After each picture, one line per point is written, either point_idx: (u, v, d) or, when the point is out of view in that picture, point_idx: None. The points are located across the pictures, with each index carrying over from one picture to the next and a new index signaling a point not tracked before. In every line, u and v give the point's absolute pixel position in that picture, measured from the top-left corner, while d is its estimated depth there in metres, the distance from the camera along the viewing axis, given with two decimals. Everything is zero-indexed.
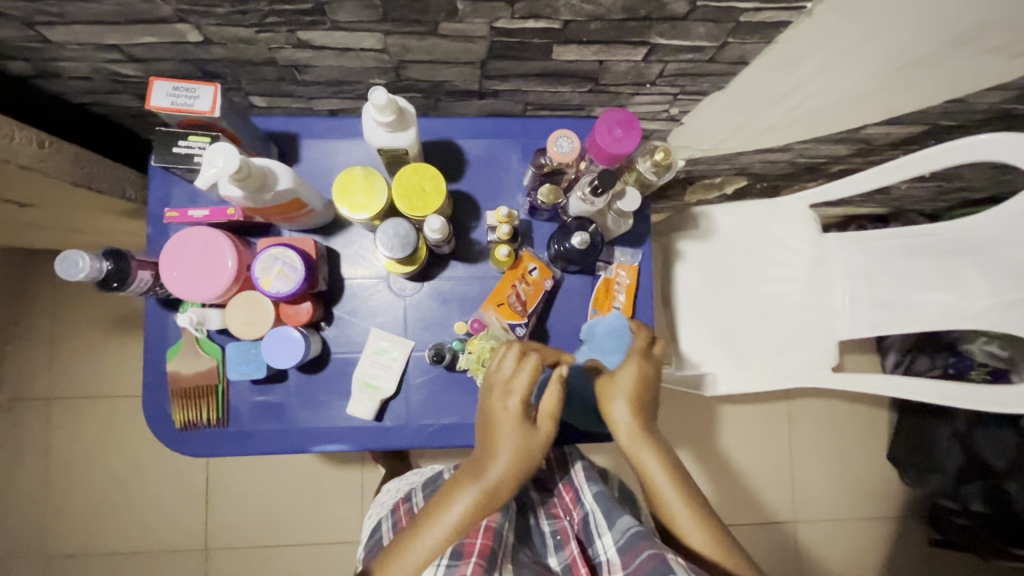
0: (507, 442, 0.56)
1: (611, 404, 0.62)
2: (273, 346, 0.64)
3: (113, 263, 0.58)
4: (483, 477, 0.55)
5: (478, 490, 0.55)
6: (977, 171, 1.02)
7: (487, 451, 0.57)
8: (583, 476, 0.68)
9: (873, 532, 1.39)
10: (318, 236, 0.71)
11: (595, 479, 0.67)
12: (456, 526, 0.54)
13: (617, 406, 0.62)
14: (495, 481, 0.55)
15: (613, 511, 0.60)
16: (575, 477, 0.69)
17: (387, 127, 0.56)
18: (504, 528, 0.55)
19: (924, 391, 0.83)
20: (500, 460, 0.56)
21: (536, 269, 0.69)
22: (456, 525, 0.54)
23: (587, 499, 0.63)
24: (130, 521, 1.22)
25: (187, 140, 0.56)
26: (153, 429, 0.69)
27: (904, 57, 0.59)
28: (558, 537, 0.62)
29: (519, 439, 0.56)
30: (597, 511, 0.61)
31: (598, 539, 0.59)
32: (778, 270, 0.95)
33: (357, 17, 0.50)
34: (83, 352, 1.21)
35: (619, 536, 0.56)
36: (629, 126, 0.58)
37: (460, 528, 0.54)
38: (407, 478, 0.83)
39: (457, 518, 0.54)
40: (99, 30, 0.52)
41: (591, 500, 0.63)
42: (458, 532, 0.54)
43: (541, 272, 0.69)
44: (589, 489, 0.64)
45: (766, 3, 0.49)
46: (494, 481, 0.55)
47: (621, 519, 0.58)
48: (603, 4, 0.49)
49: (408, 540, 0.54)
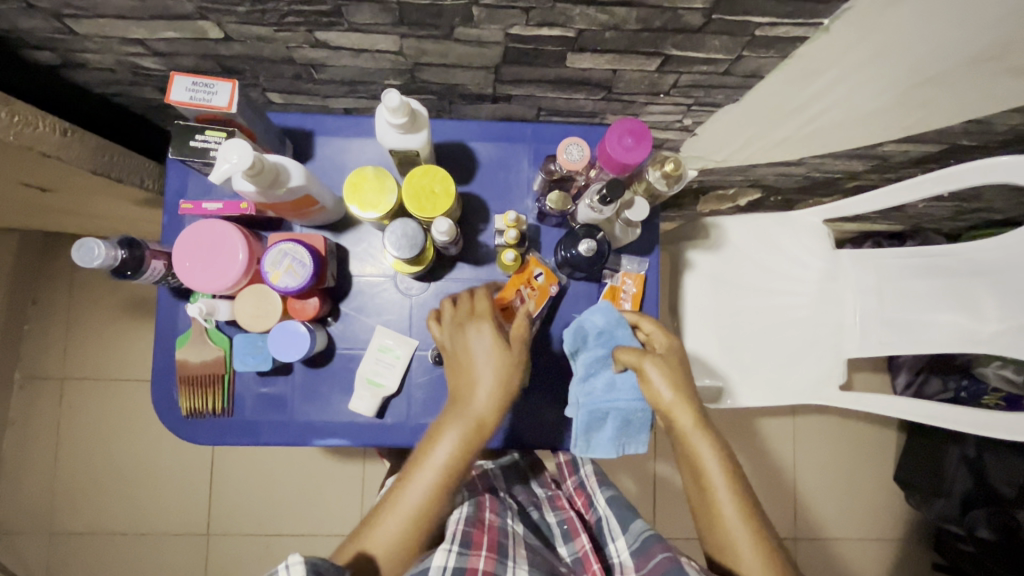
0: (483, 375, 0.58)
1: (658, 383, 0.60)
2: (279, 339, 0.65)
3: (128, 252, 0.59)
4: (465, 413, 0.57)
5: (463, 429, 0.57)
6: (997, 192, 1.00)
7: (464, 391, 0.58)
8: (597, 482, 0.77)
9: (876, 553, 1.37)
10: (328, 232, 0.72)
11: (607, 485, 0.76)
12: (447, 467, 0.56)
13: (667, 385, 0.59)
14: (478, 413, 0.57)
15: (628, 517, 0.67)
16: (588, 482, 0.78)
17: (400, 129, 0.56)
18: (511, 529, 0.65)
19: (933, 414, 0.81)
20: (481, 390, 0.57)
21: (541, 275, 0.68)
22: (447, 467, 0.56)
23: (602, 502, 0.72)
24: (134, 502, 1.25)
25: (205, 135, 0.58)
26: (160, 415, 0.70)
27: (922, 75, 0.58)
28: (570, 529, 0.70)
29: (497, 374, 0.58)
30: (610, 514, 0.69)
31: (611, 542, 0.66)
32: (788, 285, 0.94)
33: (373, 19, 0.51)
34: (97, 335, 1.23)
35: (634, 540, 0.63)
36: (640, 137, 0.58)
37: (451, 468, 0.56)
38: None
39: (447, 460, 0.56)
40: (124, 24, 0.53)
41: (605, 505, 0.72)
42: (450, 472, 0.56)
43: (546, 278, 0.68)
44: (604, 494, 0.73)
45: (782, 18, 0.49)
46: (478, 416, 0.57)
47: (634, 524, 0.65)
48: (617, 14, 0.49)
49: (401, 489, 0.56)
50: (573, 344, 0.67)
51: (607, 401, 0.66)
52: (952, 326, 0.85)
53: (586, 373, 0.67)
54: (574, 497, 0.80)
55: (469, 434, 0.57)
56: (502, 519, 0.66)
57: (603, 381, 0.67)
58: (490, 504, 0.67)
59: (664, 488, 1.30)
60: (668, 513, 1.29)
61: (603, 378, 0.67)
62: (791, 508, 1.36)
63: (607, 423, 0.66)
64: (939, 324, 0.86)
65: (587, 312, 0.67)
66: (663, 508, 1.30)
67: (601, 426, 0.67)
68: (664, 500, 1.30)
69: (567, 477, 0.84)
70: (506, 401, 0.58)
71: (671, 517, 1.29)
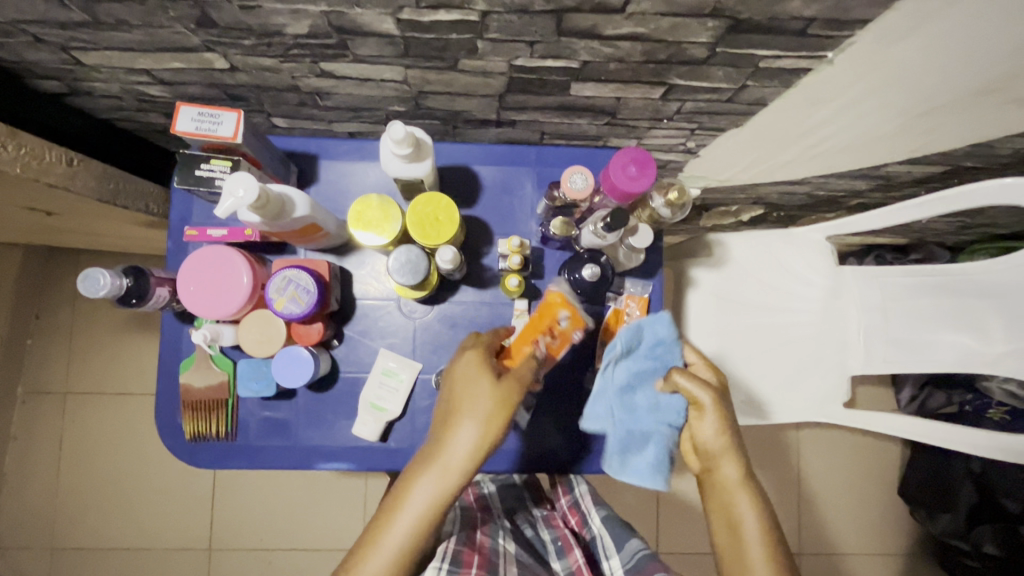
0: (467, 416, 0.52)
1: (710, 424, 0.59)
2: (283, 365, 0.65)
3: (133, 280, 0.59)
4: (445, 458, 0.51)
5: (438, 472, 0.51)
6: (1001, 209, 1.00)
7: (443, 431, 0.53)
8: (592, 501, 0.77)
9: (881, 568, 1.37)
10: (332, 255, 0.72)
11: (602, 504, 0.76)
12: (421, 513, 0.50)
13: (716, 427, 0.59)
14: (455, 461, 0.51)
15: (622, 536, 0.67)
16: (583, 501, 0.78)
17: (405, 158, 0.56)
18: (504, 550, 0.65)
19: (941, 435, 0.80)
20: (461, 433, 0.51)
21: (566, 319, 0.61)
22: (421, 514, 0.50)
23: (595, 520, 0.72)
24: (138, 517, 1.25)
25: (209, 164, 0.58)
26: (164, 439, 0.70)
27: (926, 104, 0.59)
28: (563, 545, 0.71)
29: (480, 414, 0.52)
30: (605, 533, 0.70)
31: (605, 561, 0.67)
32: (792, 303, 0.94)
33: (378, 52, 0.51)
34: (101, 349, 1.23)
35: (629, 558, 0.63)
36: (643, 165, 0.58)
37: (425, 522, 0.50)
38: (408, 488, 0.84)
39: (421, 506, 0.50)
40: (130, 55, 0.54)
41: (600, 524, 0.72)
42: (424, 519, 0.50)
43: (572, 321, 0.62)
44: (597, 513, 0.74)
45: (787, 52, 0.49)
46: (456, 457, 0.51)
47: (628, 544, 0.65)
48: (622, 48, 0.49)
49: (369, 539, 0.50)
50: (623, 348, 0.64)
51: (648, 421, 0.63)
52: (961, 346, 0.84)
53: (626, 386, 0.64)
54: (569, 515, 0.80)
55: (445, 473, 0.51)
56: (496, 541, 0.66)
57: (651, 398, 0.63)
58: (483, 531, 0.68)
59: (667, 504, 1.29)
60: (671, 529, 1.29)
61: (647, 393, 0.64)
62: (795, 523, 1.35)
63: (648, 446, 0.63)
64: (944, 343, 0.85)
65: (647, 320, 0.65)
66: (667, 523, 1.29)
67: (641, 449, 0.63)
68: (666, 515, 1.29)
69: (563, 498, 0.84)
70: (490, 443, 0.52)
71: (675, 532, 1.29)
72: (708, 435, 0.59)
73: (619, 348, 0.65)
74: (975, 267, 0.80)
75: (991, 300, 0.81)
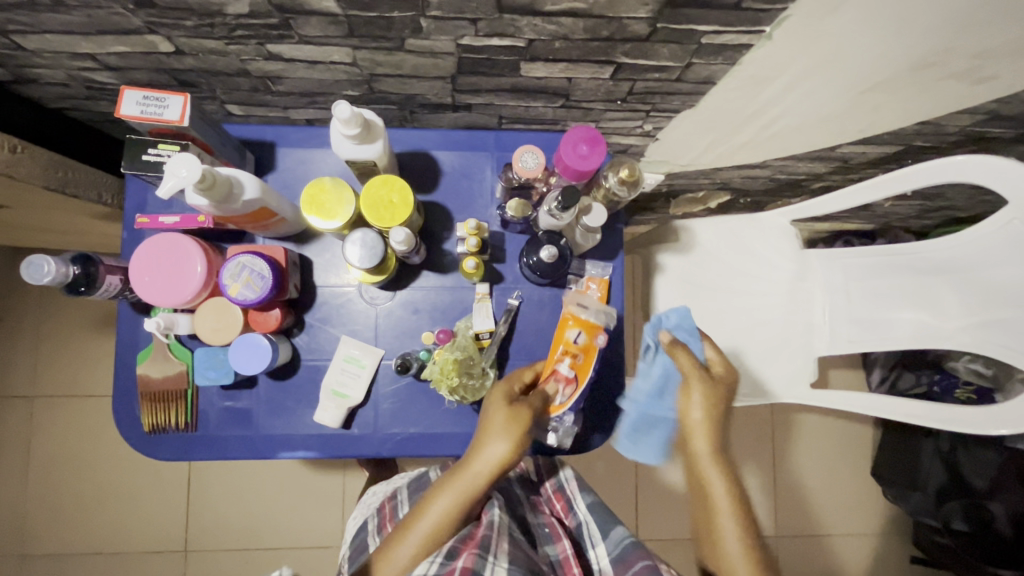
0: (490, 436, 0.59)
1: (697, 403, 0.67)
2: (240, 352, 0.64)
3: (81, 268, 0.58)
4: (468, 471, 0.59)
5: (461, 481, 0.58)
6: (958, 189, 1.03)
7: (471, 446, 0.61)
8: (577, 488, 0.75)
9: (857, 548, 1.39)
10: (291, 243, 0.71)
11: (588, 490, 0.75)
12: (444, 513, 0.58)
13: (703, 407, 0.67)
14: (476, 473, 0.58)
15: (608, 523, 0.67)
16: (568, 488, 0.76)
17: (355, 139, 0.57)
18: (494, 518, 0.61)
19: (899, 410, 0.82)
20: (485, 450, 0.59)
21: (581, 335, 0.65)
22: (444, 514, 0.57)
23: (581, 508, 0.71)
24: (110, 521, 1.22)
25: (157, 148, 0.58)
26: (121, 432, 0.69)
27: (868, 80, 0.60)
28: (549, 533, 0.69)
29: (502, 436, 0.59)
30: (591, 520, 0.69)
31: (591, 547, 0.66)
32: (757, 285, 0.93)
33: (323, 32, 0.51)
34: (67, 351, 1.21)
35: (614, 546, 0.63)
36: (594, 144, 0.60)
37: (445, 523, 0.57)
38: (393, 479, 0.83)
39: (443, 508, 0.58)
40: (72, 39, 0.53)
41: (585, 510, 0.71)
42: (449, 517, 0.57)
43: (586, 335, 0.66)
44: (583, 499, 0.73)
45: (725, 27, 0.50)
46: (476, 468, 0.59)
47: (614, 531, 0.65)
48: (565, 24, 0.50)
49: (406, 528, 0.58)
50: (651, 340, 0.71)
51: (661, 407, 0.70)
52: (915, 323, 0.84)
53: (659, 385, 0.69)
54: (553, 501, 0.77)
55: (469, 484, 0.58)
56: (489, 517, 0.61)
57: (659, 373, 0.70)
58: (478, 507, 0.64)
59: (645, 491, 1.30)
60: (650, 515, 1.30)
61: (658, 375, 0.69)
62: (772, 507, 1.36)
63: (655, 430, 0.70)
64: (902, 321, 0.85)
65: (665, 309, 0.71)
66: (646, 510, 1.30)
67: (649, 430, 0.70)
68: (645, 503, 1.30)
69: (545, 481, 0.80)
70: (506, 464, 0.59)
71: (653, 518, 1.30)
72: (696, 415, 0.67)
73: (648, 341, 0.71)
74: (942, 244, 0.80)
75: (945, 274, 0.81)
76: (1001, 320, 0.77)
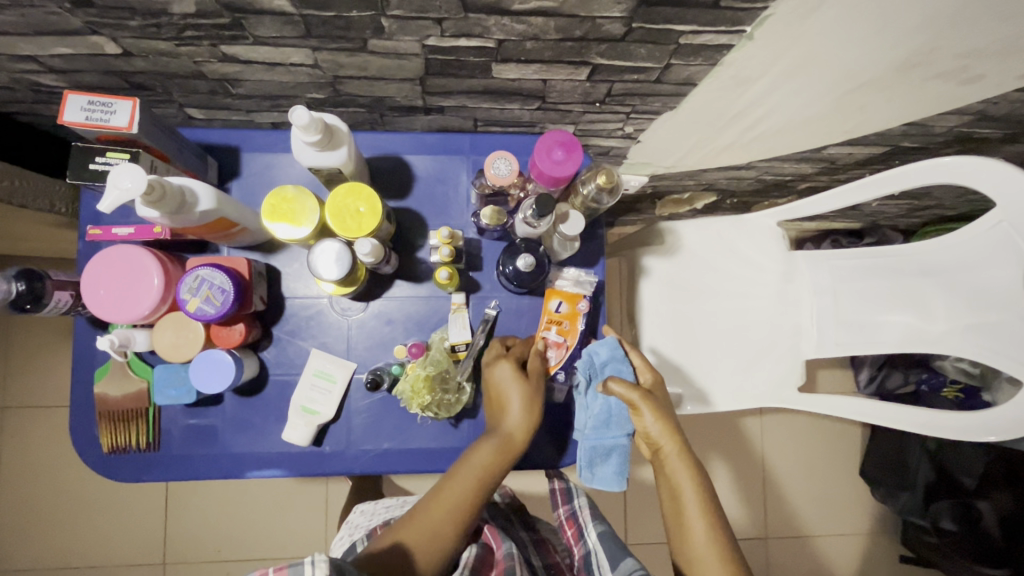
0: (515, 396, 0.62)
1: (650, 419, 0.62)
2: (202, 370, 0.61)
3: (26, 285, 0.56)
4: (499, 432, 0.60)
5: (498, 443, 0.59)
6: (944, 189, 1.01)
7: (496, 419, 0.62)
8: (589, 515, 0.72)
9: (846, 548, 1.38)
10: (258, 253, 0.68)
11: (600, 518, 0.71)
12: (482, 473, 0.57)
13: (657, 421, 0.62)
14: (510, 431, 0.60)
15: (617, 553, 0.64)
16: (580, 515, 0.73)
17: (316, 146, 0.54)
18: (512, 549, 0.62)
19: (887, 415, 0.79)
20: (515, 409, 0.61)
21: (563, 304, 0.69)
22: (483, 471, 0.57)
23: (591, 537, 0.69)
24: (80, 536, 1.17)
25: (105, 156, 0.54)
26: (79, 453, 0.66)
27: (854, 81, 0.58)
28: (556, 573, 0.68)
29: (527, 396, 0.62)
30: (600, 549, 0.67)
31: None
32: (743, 288, 0.91)
33: (279, 32, 0.48)
34: (29, 362, 1.15)
35: None
36: (570, 148, 0.58)
37: (483, 480, 0.57)
38: (381, 503, 0.82)
39: (482, 466, 0.57)
40: (8, 40, 0.49)
41: (595, 539, 0.68)
42: (487, 478, 0.57)
43: (568, 304, 0.69)
44: (595, 528, 0.70)
45: (704, 26, 0.47)
46: (512, 431, 0.60)
47: (623, 562, 0.62)
48: (533, 24, 0.47)
49: (438, 492, 0.56)
50: (584, 376, 0.66)
51: (612, 436, 0.65)
52: (904, 327, 0.81)
53: (604, 416, 0.65)
54: (565, 528, 0.75)
55: (506, 442, 0.59)
56: (506, 546, 0.62)
57: (600, 404, 0.65)
58: (494, 536, 0.64)
59: (634, 494, 1.28)
60: (639, 519, 1.28)
61: (600, 408, 0.65)
62: (761, 508, 1.35)
63: (612, 458, 0.66)
64: (890, 324, 0.82)
65: (595, 343, 0.67)
66: (635, 514, 1.28)
67: (606, 460, 0.66)
68: (634, 506, 1.28)
69: (558, 506, 0.77)
70: (535, 423, 0.61)
71: (643, 522, 1.28)
72: (652, 427, 0.63)
73: (582, 377, 0.66)
74: (926, 246, 0.78)
75: (934, 279, 0.79)
76: (990, 323, 0.75)
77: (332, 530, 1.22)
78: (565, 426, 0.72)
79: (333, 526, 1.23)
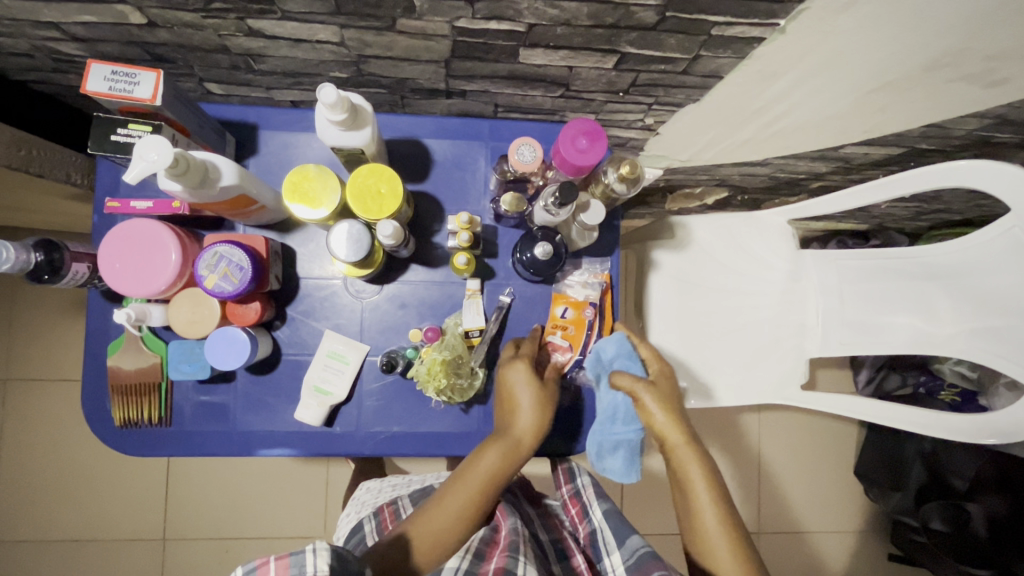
0: (523, 400, 0.63)
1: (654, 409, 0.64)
2: (217, 346, 0.61)
3: (44, 255, 0.56)
4: (507, 435, 0.62)
5: (506, 447, 0.60)
6: (954, 194, 1.02)
7: (505, 420, 0.63)
8: (594, 494, 0.72)
9: (838, 545, 1.40)
10: (273, 232, 0.68)
11: (605, 497, 0.72)
12: (488, 478, 0.59)
13: (660, 411, 0.64)
14: (517, 436, 0.61)
15: (622, 530, 0.65)
16: (585, 493, 0.74)
17: (341, 125, 0.54)
18: (516, 525, 0.61)
19: (889, 415, 0.80)
20: (522, 416, 0.62)
21: (569, 310, 0.70)
22: (490, 476, 0.59)
23: (596, 515, 0.69)
24: (80, 510, 1.18)
25: (128, 128, 0.54)
26: (91, 426, 0.66)
27: (879, 78, 0.58)
28: (564, 547, 0.68)
29: (535, 402, 0.63)
30: (605, 527, 0.68)
31: (606, 556, 0.65)
32: (751, 284, 0.91)
33: (308, 7, 0.48)
34: (33, 335, 1.15)
35: (629, 555, 0.61)
36: (593, 138, 0.58)
37: (489, 483, 0.58)
38: (386, 481, 0.82)
39: (490, 471, 0.59)
40: (32, 6, 0.48)
41: (601, 518, 0.69)
42: (494, 483, 0.59)
43: (574, 310, 0.70)
44: (599, 506, 0.70)
45: (738, 17, 0.47)
46: (520, 436, 0.62)
47: (629, 540, 0.63)
48: (567, 9, 0.47)
49: (449, 489, 0.58)
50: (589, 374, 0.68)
51: (618, 433, 0.66)
52: (909, 329, 0.82)
53: (610, 414, 0.66)
54: (569, 506, 0.76)
55: (513, 446, 0.61)
56: (511, 523, 0.62)
57: (608, 399, 0.67)
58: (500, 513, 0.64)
59: (632, 484, 1.30)
60: (636, 509, 1.29)
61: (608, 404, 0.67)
62: (756, 502, 1.37)
63: (619, 452, 0.67)
64: (896, 326, 0.83)
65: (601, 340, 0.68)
66: (634, 504, 1.29)
67: (615, 454, 0.67)
68: (632, 497, 1.29)
69: (561, 485, 0.79)
70: (543, 428, 0.63)
71: (640, 514, 1.29)
72: (658, 419, 0.64)
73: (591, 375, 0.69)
74: (931, 249, 0.78)
75: (941, 282, 0.78)
76: (993, 327, 0.74)
77: (332, 511, 1.23)
78: (574, 415, 0.72)
79: (334, 505, 1.23)
